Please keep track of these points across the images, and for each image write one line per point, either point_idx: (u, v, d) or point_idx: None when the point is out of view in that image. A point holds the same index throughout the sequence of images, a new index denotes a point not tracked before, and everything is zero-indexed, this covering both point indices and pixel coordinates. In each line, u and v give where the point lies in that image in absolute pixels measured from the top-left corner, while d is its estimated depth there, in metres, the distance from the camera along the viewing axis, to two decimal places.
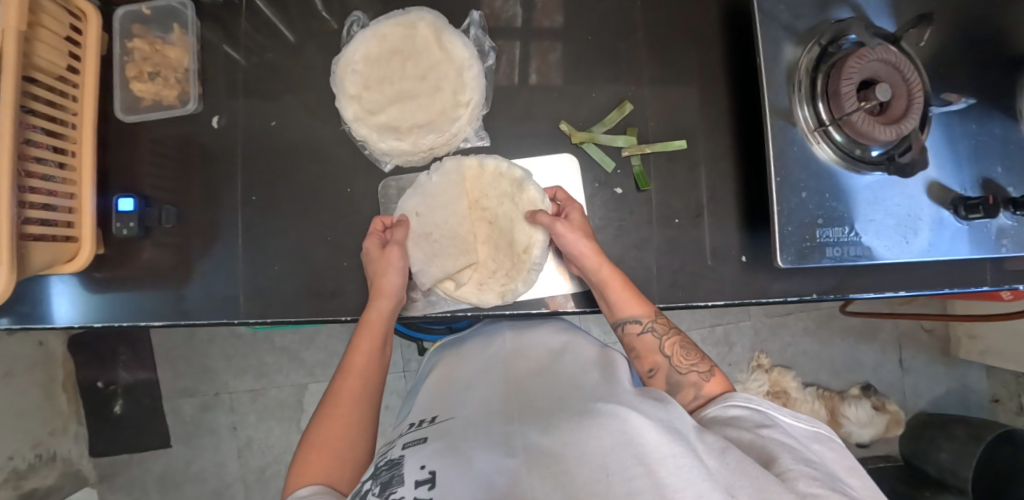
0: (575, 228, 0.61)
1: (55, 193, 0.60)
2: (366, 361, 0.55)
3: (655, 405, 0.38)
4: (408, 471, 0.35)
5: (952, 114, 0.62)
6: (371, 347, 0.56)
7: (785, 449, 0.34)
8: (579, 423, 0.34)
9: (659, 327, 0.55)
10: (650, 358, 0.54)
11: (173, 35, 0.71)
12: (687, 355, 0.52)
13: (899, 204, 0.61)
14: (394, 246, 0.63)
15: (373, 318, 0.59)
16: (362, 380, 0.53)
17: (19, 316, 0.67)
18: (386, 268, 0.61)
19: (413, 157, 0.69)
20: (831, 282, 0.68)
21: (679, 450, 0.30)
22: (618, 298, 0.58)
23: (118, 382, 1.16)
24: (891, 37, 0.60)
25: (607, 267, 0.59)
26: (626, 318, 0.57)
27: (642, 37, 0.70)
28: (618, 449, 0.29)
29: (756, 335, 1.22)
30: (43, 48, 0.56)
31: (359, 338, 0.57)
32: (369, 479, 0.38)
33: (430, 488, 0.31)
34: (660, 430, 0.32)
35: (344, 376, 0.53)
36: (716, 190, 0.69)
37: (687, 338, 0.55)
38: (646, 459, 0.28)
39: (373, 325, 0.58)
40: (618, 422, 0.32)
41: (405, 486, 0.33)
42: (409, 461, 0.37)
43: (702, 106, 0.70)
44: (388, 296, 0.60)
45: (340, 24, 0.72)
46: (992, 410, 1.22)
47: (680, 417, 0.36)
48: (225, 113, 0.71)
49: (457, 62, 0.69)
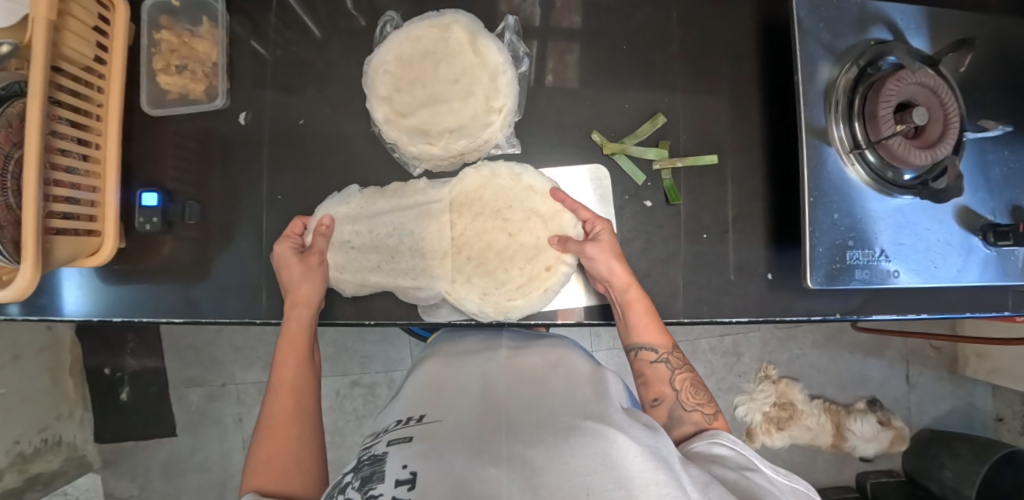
0: (608, 251, 0.60)
1: (78, 186, 0.59)
2: (295, 374, 0.54)
3: (644, 429, 0.38)
4: (389, 468, 0.34)
5: (986, 139, 0.62)
6: (298, 361, 0.55)
7: (772, 496, 0.35)
8: (564, 439, 0.34)
9: (673, 360, 0.55)
10: (657, 387, 0.54)
11: (201, 28, 0.70)
12: (695, 393, 0.52)
13: (929, 229, 0.61)
14: (314, 254, 0.63)
15: (293, 328, 0.58)
16: (293, 397, 0.52)
17: (36, 307, 0.67)
18: (300, 277, 0.61)
19: (442, 162, 0.69)
20: (854, 303, 0.68)
21: (663, 480, 0.30)
22: (637, 322, 0.58)
23: (125, 369, 1.16)
24: (931, 59, 0.60)
25: (634, 291, 0.58)
26: (643, 345, 0.56)
27: (676, 49, 0.70)
28: (601, 471, 0.30)
29: (765, 346, 1.22)
30: (71, 37, 0.56)
31: (282, 354, 0.56)
32: (351, 472, 0.38)
33: (410, 488, 0.30)
34: (645, 456, 0.32)
35: (273, 395, 0.52)
36: (744, 206, 0.69)
37: (698, 377, 0.54)
38: (626, 483, 0.29)
39: (296, 337, 0.57)
40: (605, 443, 0.33)
41: (385, 483, 0.32)
42: (392, 459, 0.36)
43: (734, 121, 0.69)
44: (307, 305, 0.59)
45: (370, 22, 0.71)
46: (995, 430, 1.23)
47: (665, 444, 0.36)
48: (251, 109, 0.70)
49: (491, 66, 0.67)
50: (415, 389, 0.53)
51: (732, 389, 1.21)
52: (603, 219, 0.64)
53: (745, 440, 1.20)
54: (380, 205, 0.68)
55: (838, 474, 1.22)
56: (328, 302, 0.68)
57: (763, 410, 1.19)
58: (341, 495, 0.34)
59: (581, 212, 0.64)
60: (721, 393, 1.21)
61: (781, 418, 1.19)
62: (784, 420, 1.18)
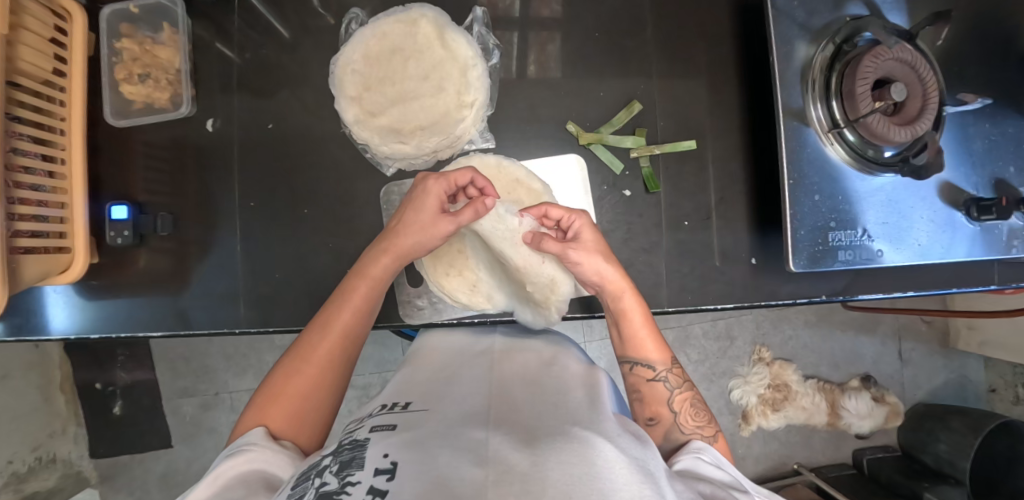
0: (592, 250, 0.57)
1: (46, 203, 0.58)
2: (349, 320, 0.53)
3: (633, 441, 0.35)
4: (369, 456, 0.31)
5: (966, 113, 0.61)
6: (363, 298, 0.54)
7: None
8: (551, 444, 0.31)
9: (672, 378, 0.54)
10: (654, 407, 0.52)
11: (163, 35, 0.68)
12: (695, 416, 0.51)
13: (912, 207, 0.60)
14: (450, 221, 0.57)
15: (376, 274, 0.56)
16: (342, 341, 0.52)
17: (14, 327, 0.66)
18: (414, 229, 0.56)
19: (416, 160, 0.67)
20: (840, 283, 0.68)
21: (648, 494, 0.27)
22: (633, 336, 0.56)
23: (116, 383, 1.14)
24: (908, 33, 0.59)
25: (630, 297, 0.57)
26: (640, 360, 0.56)
27: (650, 35, 0.69)
28: (586, 479, 0.27)
29: (757, 329, 1.23)
30: (27, 51, 0.53)
31: (350, 290, 0.55)
32: (330, 455, 0.35)
33: (389, 479, 0.27)
34: (632, 469, 0.30)
35: (322, 330, 0.52)
36: (725, 191, 0.68)
37: (699, 396, 0.53)
38: (610, 495, 0.26)
39: (371, 281, 0.55)
40: (591, 452, 0.30)
41: (364, 471, 0.29)
42: (373, 447, 0.33)
43: (712, 106, 0.68)
44: (395, 253, 0.56)
45: (338, 20, 0.69)
46: (989, 401, 1.24)
47: (653, 458, 0.34)
48: (220, 115, 0.68)
49: (462, 60, 0.66)
50: (398, 381, 0.50)
51: (727, 373, 1.21)
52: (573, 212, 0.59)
53: (742, 424, 1.20)
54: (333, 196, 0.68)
55: (835, 452, 1.23)
56: (310, 309, 0.67)
57: (758, 392, 1.19)
58: (317, 480, 0.31)
59: (549, 245, 0.57)
60: (716, 377, 1.21)
61: (776, 400, 1.19)
62: (780, 402, 1.19)
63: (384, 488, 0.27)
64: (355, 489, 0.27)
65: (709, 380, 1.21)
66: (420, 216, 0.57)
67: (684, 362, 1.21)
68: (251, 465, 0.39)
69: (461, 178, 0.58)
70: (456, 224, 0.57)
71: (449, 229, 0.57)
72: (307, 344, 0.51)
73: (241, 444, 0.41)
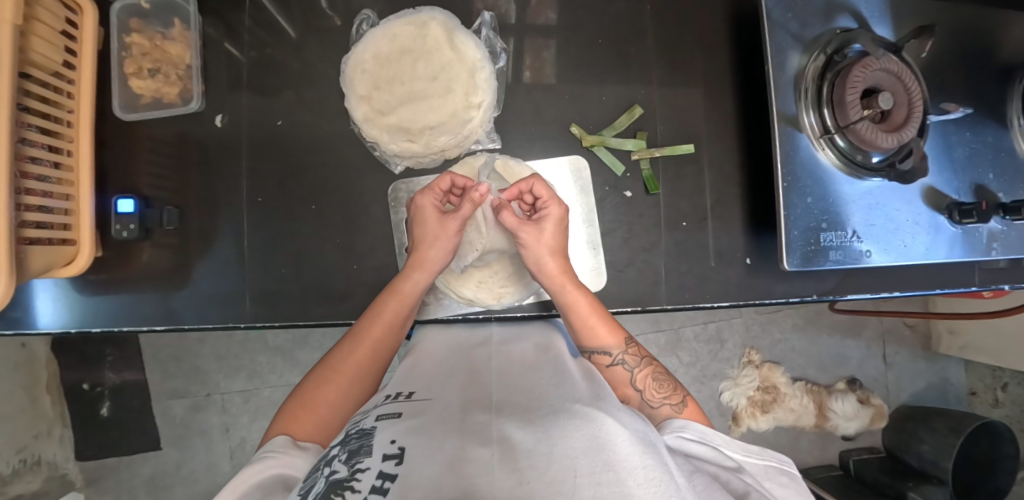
0: (542, 243, 0.59)
1: (51, 194, 0.57)
2: (383, 336, 0.54)
3: (633, 416, 0.37)
4: (377, 443, 0.32)
5: (948, 122, 0.65)
6: (390, 323, 0.55)
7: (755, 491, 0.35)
8: (554, 421, 0.32)
9: (630, 360, 0.53)
10: (621, 390, 0.52)
11: (173, 31, 0.69)
12: (659, 388, 0.51)
13: (898, 210, 0.63)
14: (456, 219, 0.60)
15: (406, 291, 0.57)
16: (370, 365, 0.52)
17: (11, 321, 0.65)
18: (435, 238, 0.60)
19: (424, 159, 0.69)
20: (830, 283, 0.70)
21: (650, 465, 0.29)
22: (583, 325, 0.56)
23: (104, 384, 1.11)
24: (893, 46, 0.62)
25: (570, 289, 0.58)
26: (596, 348, 0.54)
27: (650, 43, 0.72)
28: (589, 454, 0.28)
29: (747, 332, 1.25)
30: (38, 42, 0.53)
31: (382, 306, 0.56)
32: (336, 446, 0.35)
33: (397, 464, 0.28)
34: (633, 440, 0.31)
35: (353, 343, 0.53)
36: (721, 193, 0.70)
37: (660, 368, 0.53)
38: (614, 466, 0.27)
39: (404, 299, 0.57)
40: (594, 426, 0.31)
41: (372, 458, 0.30)
42: (381, 434, 0.33)
43: (708, 112, 0.71)
44: (427, 269, 0.59)
45: (346, 21, 0.71)
46: (969, 403, 1.28)
47: (651, 432, 0.36)
48: (228, 112, 0.69)
49: (469, 62, 0.68)
50: (401, 372, 0.50)
51: (717, 375, 1.24)
52: (554, 200, 0.63)
53: (732, 425, 1.22)
54: (338, 193, 0.69)
55: (822, 453, 1.26)
56: (314, 303, 0.67)
57: (747, 394, 1.22)
58: (326, 469, 0.32)
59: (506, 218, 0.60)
60: (708, 379, 1.23)
61: (765, 402, 1.21)
62: (769, 403, 1.21)
63: (393, 472, 0.27)
64: (365, 475, 0.28)
65: (699, 382, 1.23)
66: (424, 229, 0.60)
67: (675, 364, 1.23)
68: (273, 471, 0.39)
69: (444, 183, 0.63)
70: (461, 218, 0.60)
71: (454, 225, 0.60)
72: (341, 356, 0.52)
73: (263, 452, 0.42)
